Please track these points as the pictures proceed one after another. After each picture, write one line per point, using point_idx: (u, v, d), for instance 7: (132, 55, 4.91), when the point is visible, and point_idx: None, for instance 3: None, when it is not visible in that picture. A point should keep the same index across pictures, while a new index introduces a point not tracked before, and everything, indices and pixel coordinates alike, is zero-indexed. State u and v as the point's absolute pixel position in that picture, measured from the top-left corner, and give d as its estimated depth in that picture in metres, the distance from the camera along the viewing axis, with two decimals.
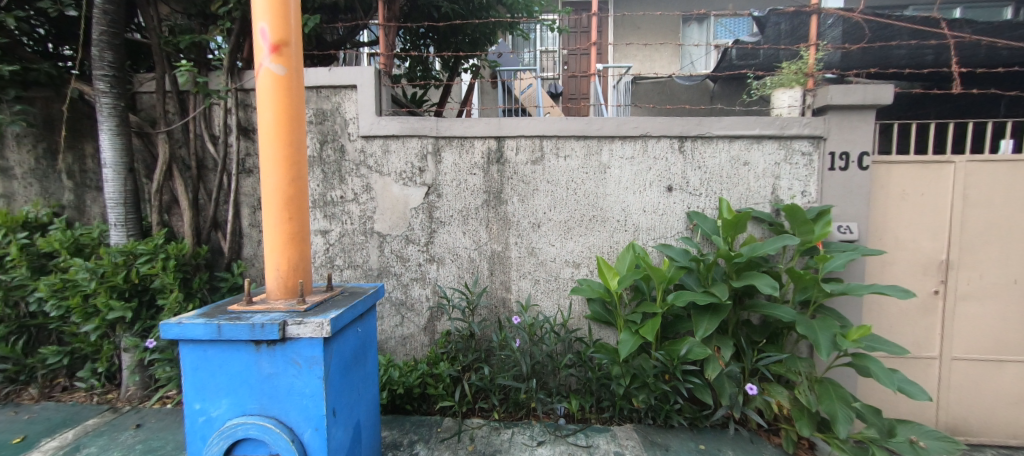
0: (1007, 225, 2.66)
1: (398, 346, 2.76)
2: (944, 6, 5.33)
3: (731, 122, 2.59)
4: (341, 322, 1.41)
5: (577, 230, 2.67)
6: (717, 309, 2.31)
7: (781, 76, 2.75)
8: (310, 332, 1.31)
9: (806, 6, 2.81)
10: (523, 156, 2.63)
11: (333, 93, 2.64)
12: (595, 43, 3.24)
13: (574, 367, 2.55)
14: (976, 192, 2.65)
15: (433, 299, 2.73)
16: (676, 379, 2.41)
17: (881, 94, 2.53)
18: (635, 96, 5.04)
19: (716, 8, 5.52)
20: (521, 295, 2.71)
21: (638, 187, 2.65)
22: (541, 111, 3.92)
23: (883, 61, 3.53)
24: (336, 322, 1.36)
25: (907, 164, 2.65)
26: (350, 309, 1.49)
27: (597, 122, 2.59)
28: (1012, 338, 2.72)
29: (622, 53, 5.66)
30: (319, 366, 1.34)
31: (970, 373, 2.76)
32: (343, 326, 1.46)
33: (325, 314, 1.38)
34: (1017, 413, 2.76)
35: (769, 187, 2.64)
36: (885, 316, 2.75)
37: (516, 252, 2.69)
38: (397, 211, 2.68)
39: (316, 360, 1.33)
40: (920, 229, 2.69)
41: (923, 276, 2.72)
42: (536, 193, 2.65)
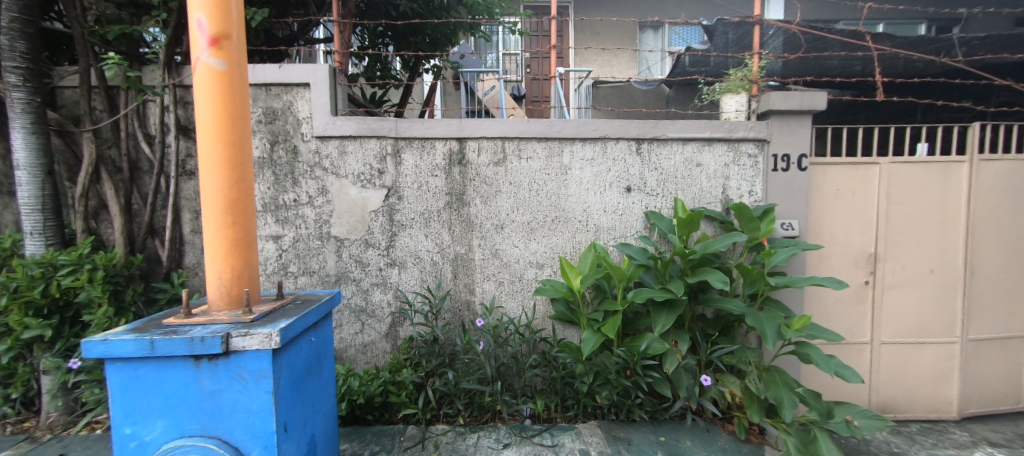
0: (923, 220, 2.96)
1: (359, 354, 2.65)
2: (868, 21, 5.84)
3: (684, 125, 2.70)
4: (291, 332, 1.34)
5: (540, 231, 2.69)
6: (674, 305, 2.40)
7: (729, 82, 2.92)
8: (257, 344, 1.23)
9: (749, 17, 2.98)
10: (485, 158, 2.62)
11: (284, 91, 2.51)
12: (555, 46, 3.28)
13: (539, 367, 2.57)
14: (897, 190, 2.92)
15: (395, 305, 2.65)
16: (637, 374, 2.48)
17: (816, 101, 2.73)
18: (595, 100, 5.16)
19: (669, 17, 5.77)
20: (485, 298, 2.69)
21: (598, 188, 2.71)
22: (504, 113, 3.92)
23: (817, 70, 3.82)
24: (285, 332, 1.28)
25: (838, 166, 2.88)
26: (302, 318, 1.41)
27: (558, 124, 2.63)
28: (929, 322, 3.02)
29: (582, 57, 5.76)
30: (267, 380, 1.26)
31: (895, 356, 3.03)
32: (293, 336, 1.38)
33: (273, 324, 1.31)
34: (935, 389, 3.06)
35: (719, 187, 2.78)
36: (823, 306, 2.97)
37: (480, 254, 2.67)
38: (355, 214, 2.58)
39: (264, 374, 1.26)
40: (852, 225, 2.93)
41: (855, 268, 2.95)
42: (498, 195, 2.64)
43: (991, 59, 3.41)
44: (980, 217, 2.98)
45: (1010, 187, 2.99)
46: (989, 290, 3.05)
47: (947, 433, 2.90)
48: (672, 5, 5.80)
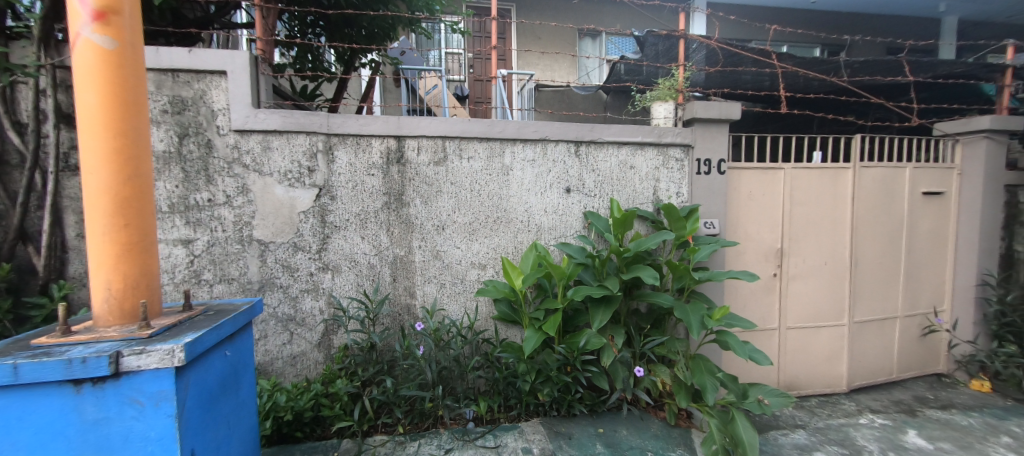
0: (818, 219, 3.35)
1: (286, 367, 2.45)
2: (775, 42, 6.51)
3: (619, 130, 2.83)
4: (199, 347, 1.19)
5: (482, 232, 2.67)
6: (610, 301, 2.50)
7: (658, 91, 3.10)
8: (155, 363, 1.08)
9: (675, 30, 3.19)
10: (424, 157, 2.55)
11: (195, 79, 2.26)
12: (495, 47, 3.27)
13: (482, 369, 2.55)
14: (798, 192, 3.29)
15: (328, 312, 2.49)
16: (577, 369, 2.55)
17: (731, 111, 2.99)
18: (538, 103, 5.23)
19: (605, 26, 6.02)
20: (426, 301, 2.61)
21: (539, 188, 2.74)
22: (447, 112, 3.84)
23: (733, 84, 4.19)
24: (191, 347, 1.14)
25: (751, 171, 3.18)
26: (213, 331, 1.27)
27: (499, 124, 2.62)
28: (824, 308, 3.44)
29: (524, 60, 5.82)
30: (168, 403, 1.11)
31: (798, 340, 3.40)
32: (202, 352, 1.23)
33: (177, 338, 1.16)
34: (830, 366, 3.48)
35: (651, 189, 2.94)
36: (740, 297, 3.26)
37: (420, 256, 2.59)
38: (282, 215, 2.38)
39: (165, 396, 1.11)
40: (762, 223, 3.24)
41: (765, 262, 3.28)
42: (439, 195, 2.58)
43: (869, 81, 3.95)
44: (862, 216, 3.45)
45: (884, 191, 3.50)
46: (869, 279, 3.53)
47: (838, 404, 3.32)
48: (608, 16, 6.04)
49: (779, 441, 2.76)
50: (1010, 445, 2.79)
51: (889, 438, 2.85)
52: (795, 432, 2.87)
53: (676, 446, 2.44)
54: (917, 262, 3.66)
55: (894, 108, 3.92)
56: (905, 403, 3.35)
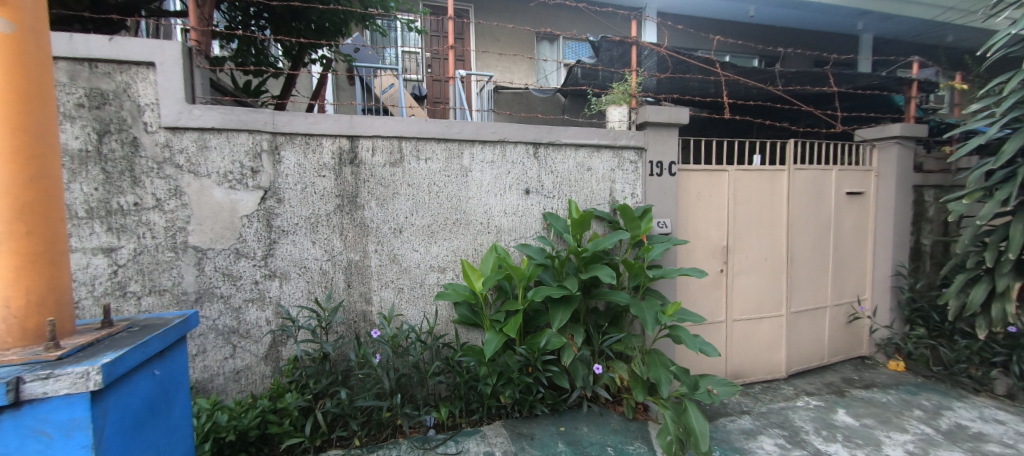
0: (759, 217, 3.57)
1: (228, 383, 2.27)
2: (719, 51, 6.85)
3: (576, 132, 2.87)
4: (121, 368, 1.07)
5: (441, 235, 2.61)
6: (570, 300, 2.52)
7: (613, 95, 3.15)
8: (67, 389, 0.96)
9: (628, 36, 3.27)
10: (378, 158, 2.46)
11: (117, 70, 2.05)
12: (452, 47, 3.22)
13: (442, 374, 2.50)
14: (741, 192, 3.49)
15: (276, 321, 2.34)
16: (538, 370, 2.55)
17: (680, 115, 3.12)
18: (497, 105, 5.21)
19: (563, 30, 6.10)
20: (383, 307, 2.52)
21: (498, 190, 2.73)
22: (404, 112, 3.72)
23: (682, 89, 4.38)
24: (111, 368, 1.02)
25: (699, 172, 3.34)
26: (138, 349, 1.14)
27: (457, 125, 2.58)
28: (765, 300, 3.66)
29: (483, 61, 5.78)
30: (83, 432, 0.99)
31: (743, 331, 3.60)
32: (125, 372, 1.11)
33: (92, 359, 1.03)
34: (771, 354, 3.72)
35: (607, 190, 3.01)
36: (691, 293, 3.40)
37: (377, 260, 2.49)
38: (222, 220, 2.21)
39: (79, 424, 0.99)
40: (710, 222, 3.41)
41: (713, 258, 3.44)
42: (395, 197, 2.50)
43: (801, 90, 4.25)
44: (797, 214, 3.71)
45: (815, 191, 3.78)
46: (804, 272, 3.80)
47: (779, 389, 3.55)
48: (565, 20, 6.14)
49: (727, 427, 2.90)
50: (922, 418, 3.09)
51: (823, 418, 3.08)
52: (741, 418, 3.04)
53: (634, 439, 2.50)
54: (844, 256, 3.99)
55: (822, 114, 4.25)
56: (836, 384, 3.63)
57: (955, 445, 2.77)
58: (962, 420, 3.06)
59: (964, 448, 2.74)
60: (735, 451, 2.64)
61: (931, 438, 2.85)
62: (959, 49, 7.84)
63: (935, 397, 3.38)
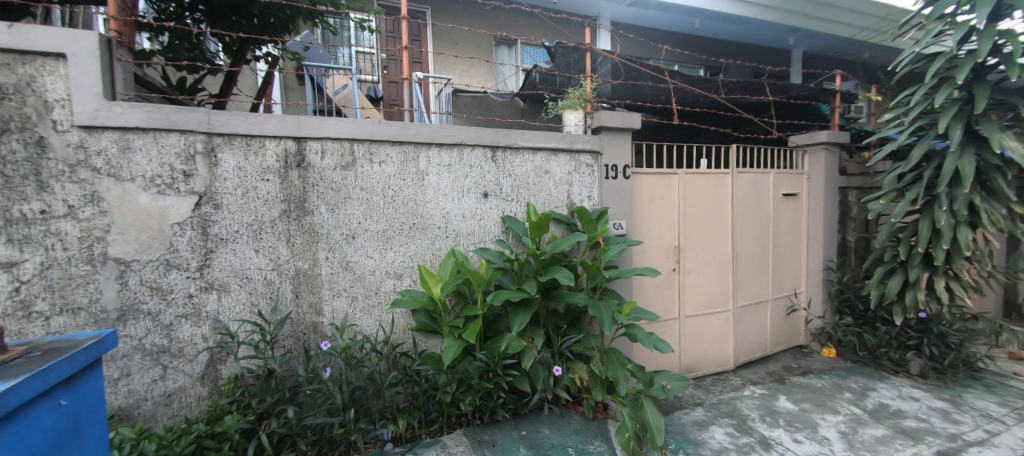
0: (707, 217, 3.74)
1: (158, 409, 2.07)
2: (668, 60, 7.14)
3: (533, 136, 2.88)
4: (12, 401, 0.93)
5: (397, 240, 2.53)
6: (529, 304, 2.51)
7: (569, 99, 3.18)
8: None
9: (582, 43, 3.33)
10: (328, 160, 2.34)
11: (18, 61, 1.82)
12: (407, 49, 3.15)
13: (399, 384, 2.41)
14: (690, 194, 3.64)
15: (214, 337, 2.17)
16: (498, 375, 2.52)
17: (633, 120, 3.22)
18: (455, 108, 5.15)
19: (520, 34, 6.15)
20: (335, 317, 2.40)
21: (456, 194, 2.68)
22: (358, 114, 3.58)
23: (635, 96, 4.51)
24: None
25: (651, 175, 3.45)
26: (36, 378, 1.00)
27: (412, 128, 2.51)
28: (713, 296, 3.84)
29: (440, 65, 5.69)
30: None
31: (695, 327, 3.75)
32: (17, 406, 0.96)
33: None
34: (720, 347, 3.89)
35: (564, 193, 3.04)
36: (646, 291, 3.50)
37: (328, 269, 2.37)
38: (149, 228, 2.02)
39: None
40: (662, 222, 3.53)
41: (665, 258, 3.56)
42: (346, 201, 2.39)
43: (742, 98, 4.52)
44: (740, 215, 3.92)
45: (756, 192, 4.02)
46: (747, 268, 4.03)
47: (727, 380, 3.73)
48: (522, 26, 6.19)
49: (681, 420, 3.01)
50: (851, 399, 3.35)
51: (766, 405, 3.26)
52: (694, 410, 3.15)
53: (594, 438, 2.53)
54: (782, 253, 4.26)
55: (761, 121, 4.53)
56: (777, 373, 3.87)
57: (880, 423, 3.02)
58: (885, 399, 3.35)
59: (887, 424, 2.99)
60: (689, 442, 2.74)
61: (859, 418, 3.09)
62: (873, 65, 8.67)
63: (861, 379, 3.68)
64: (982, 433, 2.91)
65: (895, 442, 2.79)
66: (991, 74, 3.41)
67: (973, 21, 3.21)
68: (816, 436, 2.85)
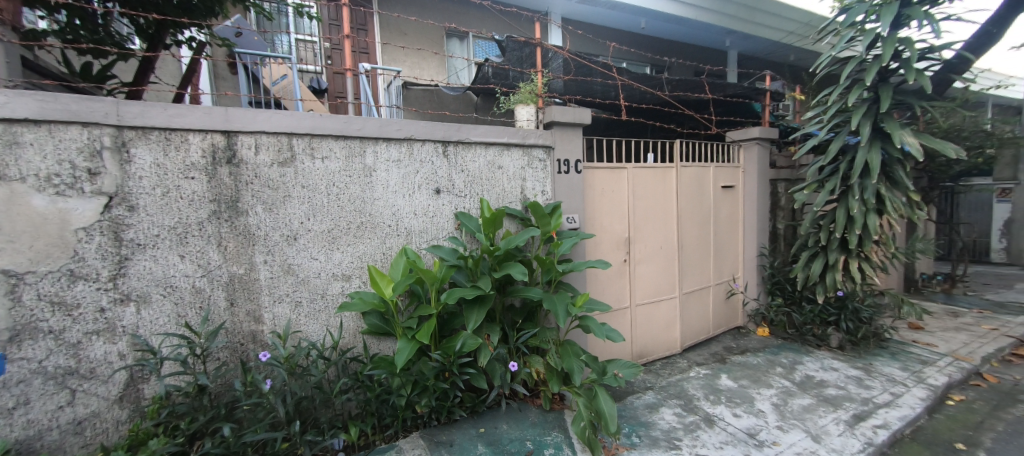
0: (654, 210, 3.88)
1: (66, 438, 1.85)
2: (616, 57, 7.30)
3: (485, 130, 2.84)
4: None
5: (343, 240, 2.40)
6: (484, 301, 2.48)
7: (520, 94, 3.15)
8: None
9: (532, 38, 3.32)
10: (263, 156, 2.17)
11: None
12: (350, 37, 2.99)
13: (351, 391, 2.31)
14: (639, 187, 3.76)
15: (133, 354, 1.97)
16: (454, 374, 2.47)
17: (583, 115, 3.25)
18: (406, 101, 5.00)
19: (471, 27, 6.04)
20: (277, 324, 2.25)
21: (406, 190, 2.59)
22: (301, 106, 3.36)
23: (586, 92, 4.57)
24: None
25: (602, 169, 3.52)
26: None
27: (357, 121, 2.38)
28: (661, 284, 4.00)
29: (389, 56, 5.49)
30: None
31: (645, 315, 3.89)
32: None
33: None
34: (668, 333, 4.07)
35: (518, 188, 3.03)
36: (599, 283, 3.58)
37: (266, 273, 2.21)
38: (46, 235, 1.78)
39: None
40: (613, 215, 3.61)
41: (616, 250, 3.65)
42: (286, 200, 2.24)
43: (685, 95, 4.72)
44: (684, 206, 4.11)
45: (698, 185, 4.23)
46: (691, 257, 4.23)
47: (675, 364, 3.91)
48: (473, 18, 6.08)
49: (633, 404, 3.11)
50: (782, 373, 3.63)
51: (709, 384, 3.45)
52: (645, 394, 3.28)
53: (551, 429, 2.56)
54: (722, 242, 4.52)
55: (702, 118, 4.76)
56: (719, 353, 4.11)
57: (806, 393, 3.29)
58: (810, 371, 3.66)
59: (812, 394, 3.26)
60: (641, 425, 2.84)
61: (789, 389, 3.35)
62: (798, 66, 9.37)
63: (791, 355, 4.00)
64: (889, 396, 3.26)
65: (818, 409, 3.05)
66: (893, 76, 3.77)
67: (878, 30, 3.53)
68: (752, 409, 3.06)
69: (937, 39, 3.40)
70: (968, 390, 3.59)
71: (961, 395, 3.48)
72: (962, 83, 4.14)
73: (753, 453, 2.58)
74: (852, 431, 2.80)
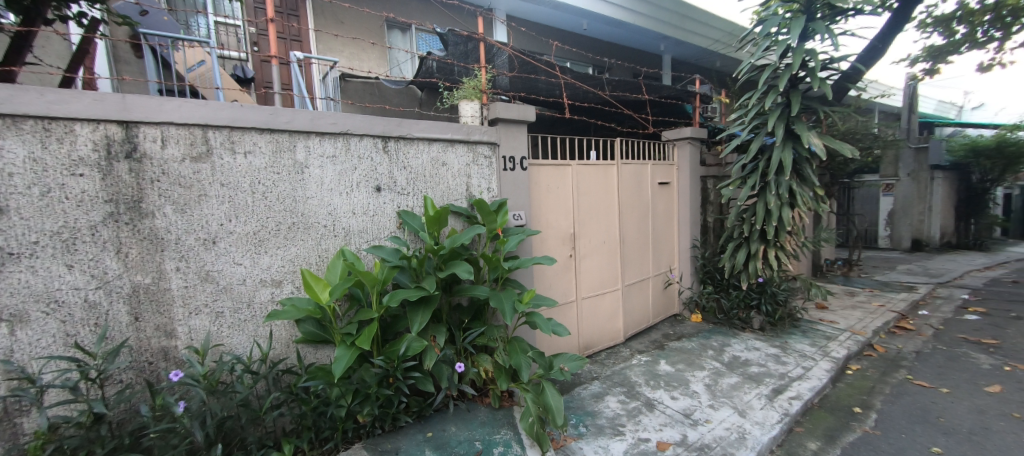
0: (597, 206, 3.98)
1: None
2: (559, 56, 7.39)
3: (428, 126, 2.74)
4: None
5: (271, 243, 2.21)
6: (428, 301, 2.40)
7: (464, 89, 3.09)
8: None
9: (475, 32, 3.25)
10: (172, 150, 1.94)
11: None
12: (276, 22, 2.75)
13: (283, 405, 2.14)
14: (582, 183, 3.83)
15: (7, 383, 1.68)
16: (398, 379, 2.37)
17: (527, 112, 3.25)
18: (343, 93, 4.74)
19: (412, 18, 5.84)
20: (193, 338, 2.03)
21: (343, 188, 2.44)
22: (222, 96, 3.06)
23: (531, 89, 4.58)
24: None
25: (547, 166, 3.54)
26: None
27: (286, 114, 2.19)
28: (605, 277, 4.12)
29: (324, 45, 5.17)
30: None
31: (590, 308, 3.99)
32: None
33: None
34: (612, 324, 4.20)
35: (463, 185, 2.97)
36: (546, 278, 3.61)
37: (179, 281, 1.99)
38: None
39: None
40: (558, 211, 3.65)
41: (562, 245, 3.70)
42: (202, 199, 2.02)
43: (624, 96, 4.87)
44: (625, 202, 4.26)
45: (637, 182, 4.39)
46: (632, 250, 4.40)
47: (619, 353, 4.05)
48: (414, 10, 5.88)
49: (580, 395, 3.18)
50: (713, 355, 3.88)
51: (649, 370, 3.61)
52: (591, 384, 3.36)
53: (500, 427, 2.55)
54: (659, 236, 4.74)
55: (640, 117, 4.95)
56: (658, 340, 4.32)
57: (733, 372, 3.54)
58: (737, 352, 3.94)
59: (738, 372, 3.52)
60: (587, 414, 2.91)
61: (719, 370, 3.59)
62: (722, 72, 10.06)
63: (720, 338, 4.29)
64: (802, 370, 3.59)
65: (744, 386, 3.29)
66: (802, 84, 4.14)
67: (789, 41, 3.86)
68: (688, 391, 3.24)
69: (837, 52, 3.78)
70: (863, 359, 4.05)
71: (858, 364, 3.92)
72: (856, 92, 4.66)
73: (688, 431, 2.73)
74: (771, 404, 3.05)
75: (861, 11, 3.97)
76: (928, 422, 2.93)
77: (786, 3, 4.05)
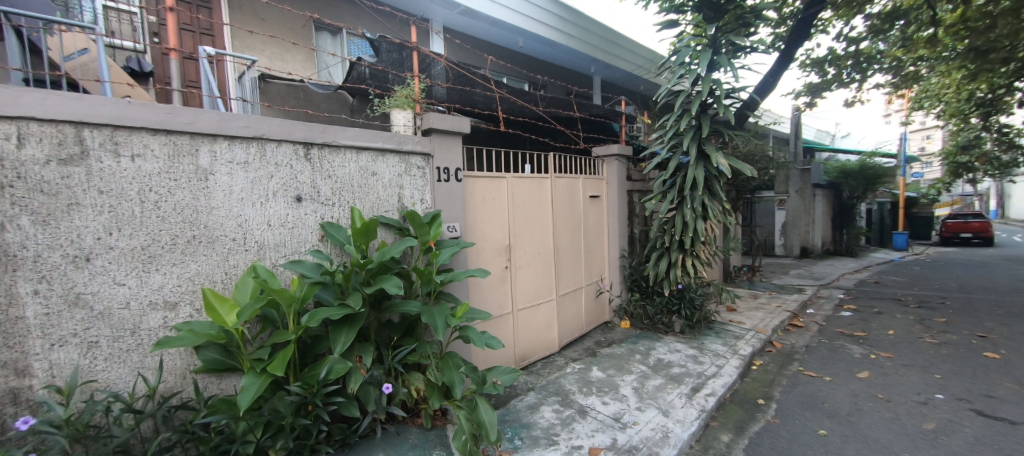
0: (531, 218, 4.03)
1: None
2: (495, 70, 7.47)
3: (355, 133, 2.60)
4: None
5: (165, 260, 1.94)
6: (353, 320, 2.23)
7: (396, 98, 2.97)
8: None
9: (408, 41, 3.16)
10: (32, 150, 1.64)
11: None
12: (178, 12, 2.48)
13: (176, 446, 1.87)
14: (517, 196, 3.86)
15: None
16: (318, 407, 2.17)
17: (461, 124, 3.21)
18: (263, 95, 4.39)
19: (342, 21, 5.61)
20: (56, 374, 1.71)
21: (257, 198, 2.22)
22: (111, 90, 2.68)
23: (468, 102, 4.55)
24: None
25: (482, 178, 3.52)
26: None
27: (186, 113, 1.95)
28: (539, 287, 4.16)
29: (241, 42, 4.76)
30: None
31: (525, 319, 3.99)
32: None
33: None
34: (546, 333, 4.23)
35: (394, 196, 2.84)
36: (481, 290, 3.55)
37: (38, 308, 1.67)
38: None
39: None
40: (493, 223, 3.63)
41: (497, 257, 3.68)
42: (73, 209, 1.72)
43: (557, 112, 5.01)
44: (558, 214, 4.36)
45: (570, 195, 4.52)
46: (565, 261, 4.49)
47: (553, 362, 4.10)
48: (345, 13, 5.65)
49: (515, 407, 3.14)
50: (640, 359, 4.06)
51: (582, 377, 3.68)
52: (526, 395, 3.34)
53: (432, 449, 2.44)
54: (591, 247, 4.91)
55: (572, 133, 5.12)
56: (591, 347, 4.44)
57: (657, 374, 3.72)
58: (661, 355, 4.16)
59: (662, 374, 3.70)
60: (522, 426, 2.88)
61: (645, 373, 3.75)
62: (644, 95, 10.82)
63: (646, 342, 4.51)
64: (716, 368, 3.88)
65: (667, 387, 3.46)
66: (711, 109, 4.55)
67: (700, 70, 4.24)
68: (617, 395, 3.34)
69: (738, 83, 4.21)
70: (765, 355, 4.48)
71: (761, 360, 4.32)
72: (753, 119, 5.22)
73: (617, 435, 2.80)
74: (690, 402, 3.24)
75: (756, 49, 4.49)
76: (816, 408, 3.29)
77: (696, 37, 4.45)
